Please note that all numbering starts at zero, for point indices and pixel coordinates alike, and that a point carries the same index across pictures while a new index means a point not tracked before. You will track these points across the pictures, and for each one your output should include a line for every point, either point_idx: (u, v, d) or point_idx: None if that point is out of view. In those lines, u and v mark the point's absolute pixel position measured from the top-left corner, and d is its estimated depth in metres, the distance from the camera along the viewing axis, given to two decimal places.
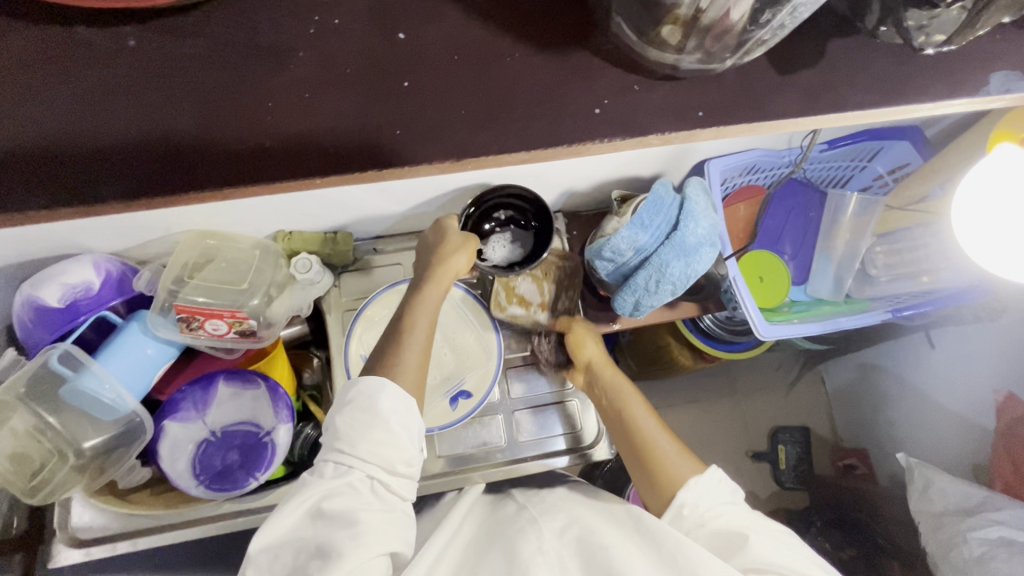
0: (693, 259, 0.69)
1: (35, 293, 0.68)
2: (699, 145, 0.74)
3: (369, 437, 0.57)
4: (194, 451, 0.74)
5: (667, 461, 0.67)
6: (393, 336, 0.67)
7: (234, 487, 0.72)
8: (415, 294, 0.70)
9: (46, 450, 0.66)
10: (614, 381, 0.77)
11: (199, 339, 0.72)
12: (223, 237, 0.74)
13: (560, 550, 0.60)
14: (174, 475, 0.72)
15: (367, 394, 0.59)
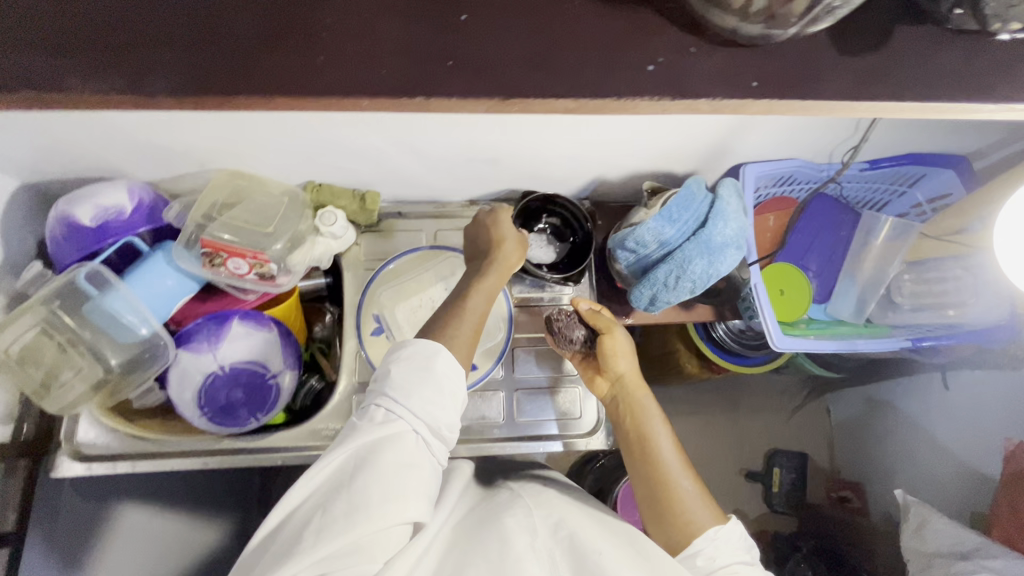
0: (717, 260, 0.68)
1: (69, 210, 0.69)
2: (733, 143, 0.74)
3: (422, 395, 0.57)
4: (201, 383, 0.74)
5: (688, 508, 0.67)
6: (448, 311, 0.67)
7: (234, 424, 0.74)
8: (477, 278, 0.70)
9: (71, 363, 0.67)
10: (642, 402, 0.74)
11: (218, 276, 0.72)
12: (254, 180, 0.78)
13: (552, 547, 0.59)
14: (179, 403, 0.73)
15: (423, 354, 0.59)
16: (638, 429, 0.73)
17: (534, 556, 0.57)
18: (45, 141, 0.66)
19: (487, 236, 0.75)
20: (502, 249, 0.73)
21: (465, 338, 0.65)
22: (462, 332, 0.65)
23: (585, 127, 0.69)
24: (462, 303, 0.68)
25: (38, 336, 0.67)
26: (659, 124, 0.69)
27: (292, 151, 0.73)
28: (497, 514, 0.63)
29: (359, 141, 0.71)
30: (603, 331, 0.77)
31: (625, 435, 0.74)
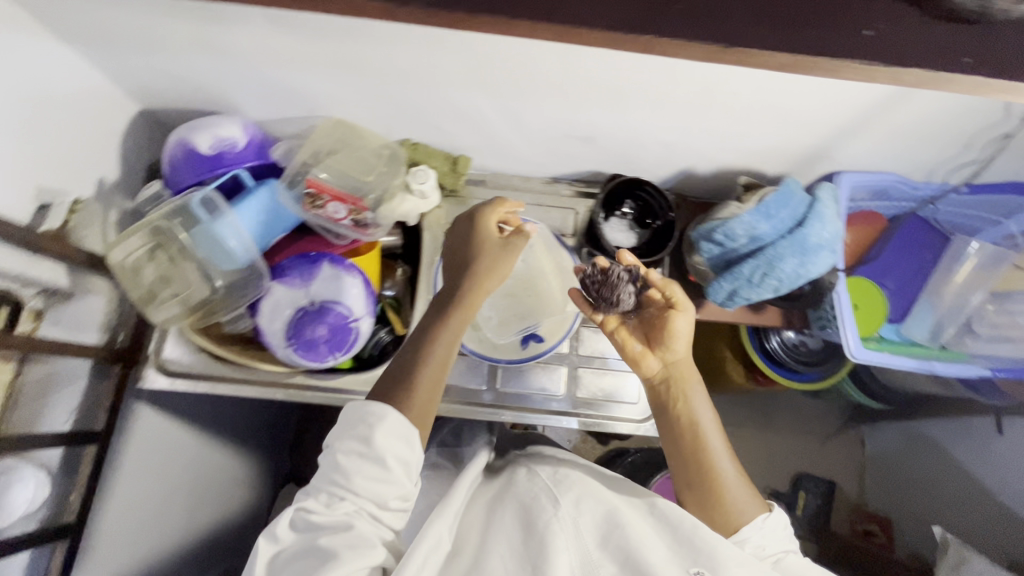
0: (809, 261, 0.68)
1: (190, 137, 0.72)
2: (833, 149, 0.74)
3: (359, 468, 0.56)
4: (290, 315, 0.76)
5: (738, 496, 0.67)
6: (406, 359, 0.65)
7: (316, 359, 0.76)
8: (438, 319, 0.67)
9: (181, 282, 0.73)
10: (695, 387, 0.72)
11: (316, 218, 0.75)
12: (356, 131, 0.80)
13: (576, 516, 0.60)
14: (269, 332, 0.76)
15: (366, 423, 0.57)
16: (691, 415, 0.70)
17: (561, 529, 0.58)
18: (179, 68, 0.70)
19: (468, 253, 0.70)
20: (484, 271, 0.69)
21: (425, 396, 0.62)
22: (421, 390, 0.62)
23: (690, 115, 0.70)
24: (421, 355, 0.65)
25: (162, 258, 0.71)
26: (764, 121, 0.69)
27: (399, 106, 0.75)
28: (515, 497, 0.65)
29: (466, 104, 0.73)
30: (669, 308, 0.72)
31: (673, 419, 0.71)
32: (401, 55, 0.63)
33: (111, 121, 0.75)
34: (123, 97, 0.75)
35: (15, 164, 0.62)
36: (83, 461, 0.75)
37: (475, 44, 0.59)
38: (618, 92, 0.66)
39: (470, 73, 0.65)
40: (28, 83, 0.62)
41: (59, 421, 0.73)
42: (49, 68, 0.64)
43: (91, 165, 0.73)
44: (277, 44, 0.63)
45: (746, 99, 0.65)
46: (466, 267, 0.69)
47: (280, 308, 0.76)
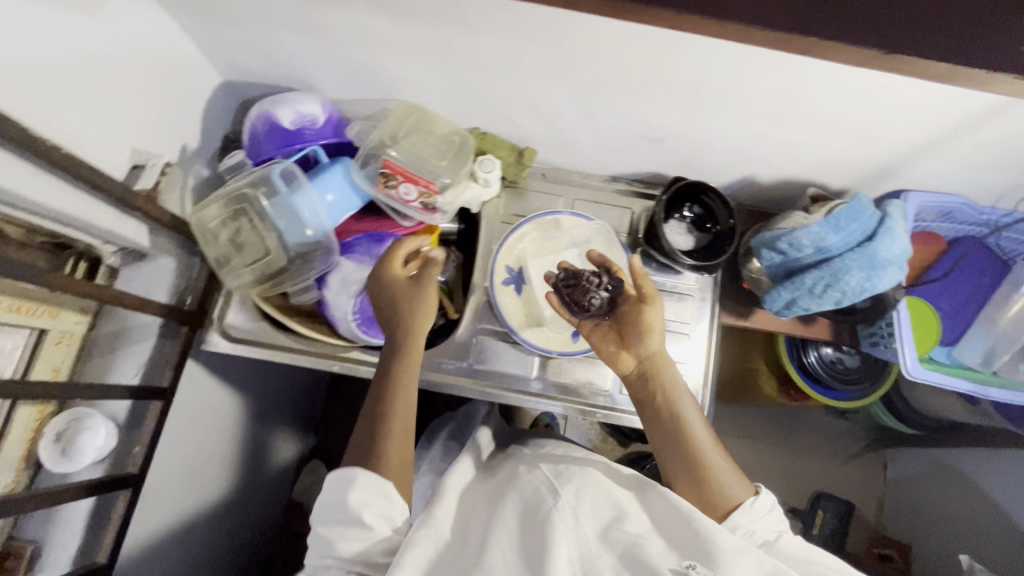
0: (877, 275, 0.68)
1: (272, 109, 0.74)
2: (903, 166, 0.74)
3: (342, 517, 0.58)
4: (356, 293, 0.80)
5: (725, 481, 0.65)
6: (368, 426, 0.67)
7: (375, 336, 0.81)
8: (386, 377, 0.70)
9: (261, 250, 0.76)
10: (673, 376, 0.72)
11: (387, 197, 0.77)
12: (427, 116, 0.82)
13: (575, 507, 0.59)
14: (333, 306, 0.80)
15: (342, 485, 0.60)
16: (671, 405, 0.71)
17: (561, 520, 0.56)
18: (266, 43, 0.72)
19: (405, 297, 0.73)
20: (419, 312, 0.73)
21: (398, 453, 0.65)
22: (393, 444, 0.65)
23: (766, 123, 0.71)
24: (379, 421, 0.67)
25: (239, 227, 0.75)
26: (840, 133, 0.70)
27: (474, 96, 0.77)
28: (513, 493, 0.64)
29: (542, 98, 0.74)
30: (641, 301, 0.75)
31: (652, 410, 0.72)
32: (491, 46, 0.64)
33: (197, 90, 0.77)
34: (208, 68, 0.78)
35: (114, 125, 0.64)
36: (147, 416, 0.77)
37: (567, 38, 0.61)
38: (699, 94, 0.67)
39: (554, 67, 0.66)
40: (133, 48, 0.64)
41: (128, 374, 0.76)
42: (152, 35, 0.66)
43: (177, 132, 0.75)
44: (373, 26, 0.64)
45: (827, 109, 0.65)
46: (406, 312, 0.72)
47: (347, 284, 0.79)
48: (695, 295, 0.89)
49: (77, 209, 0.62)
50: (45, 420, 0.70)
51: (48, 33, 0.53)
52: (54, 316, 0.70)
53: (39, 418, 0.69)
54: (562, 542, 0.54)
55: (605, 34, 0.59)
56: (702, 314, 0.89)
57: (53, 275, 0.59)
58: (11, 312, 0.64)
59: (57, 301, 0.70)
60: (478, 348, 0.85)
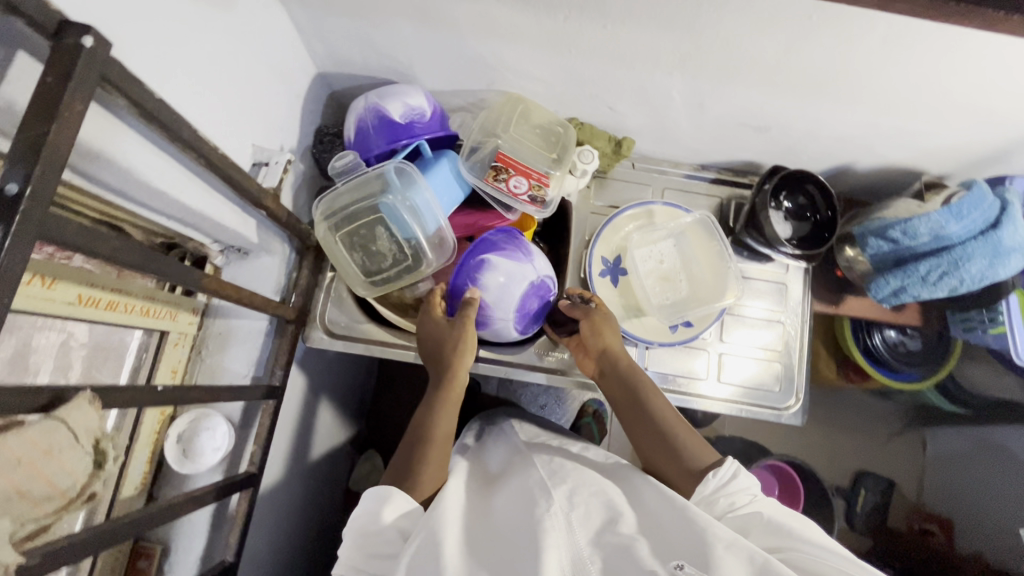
0: (999, 263, 0.69)
1: (382, 103, 0.73)
2: (1014, 150, 0.74)
3: (370, 532, 0.58)
4: (522, 290, 0.76)
5: (695, 456, 0.65)
6: (409, 448, 0.68)
7: (523, 332, 0.79)
8: (426, 407, 0.71)
9: (388, 247, 0.74)
10: (631, 368, 0.73)
11: (496, 191, 0.76)
12: (529, 106, 0.80)
13: (568, 510, 0.58)
14: (491, 303, 0.76)
15: (370, 506, 0.60)
16: (634, 398, 0.71)
17: (551, 524, 0.56)
18: (376, 32, 0.70)
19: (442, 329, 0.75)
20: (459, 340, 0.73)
21: (433, 473, 0.66)
22: (430, 467, 0.66)
23: (884, 109, 0.70)
24: (419, 445, 0.67)
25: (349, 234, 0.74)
26: (960, 118, 0.70)
27: (581, 84, 0.75)
28: (515, 490, 0.64)
29: (654, 85, 0.73)
30: (589, 309, 0.78)
31: (619, 406, 0.73)
32: (622, 34, 0.64)
33: (298, 83, 0.76)
34: (306, 58, 0.76)
35: (240, 121, 0.63)
36: (257, 414, 0.77)
37: (704, 23, 0.60)
38: (824, 81, 0.67)
39: (679, 54, 0.66)
40: (252, 38, 0.63)
41: (241, 373, 0.75)
42: (266, 25, 0.65)
43: (283, 127, 0.74)
44: (501, 13, 0.63)
45: (954, 95, 0.65)
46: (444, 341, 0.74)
47: (511, 284, 0.75)
48: (785, 282, 0.90)
49: (205, 206, 0.60)
50: (164, 422, 0.71)
51: (194, 22, 0.52)
52: (173, 318, 0.69)
53: (160, 419, 0.71)
54: (551, 544, 0.53)
55: (747, 20, 0.58)
56: (796, 299, 0.90)
57: (206, 277, 0.56)
58: (141, 314, 0.64)
59: (175, 302, 0.69)
60: None
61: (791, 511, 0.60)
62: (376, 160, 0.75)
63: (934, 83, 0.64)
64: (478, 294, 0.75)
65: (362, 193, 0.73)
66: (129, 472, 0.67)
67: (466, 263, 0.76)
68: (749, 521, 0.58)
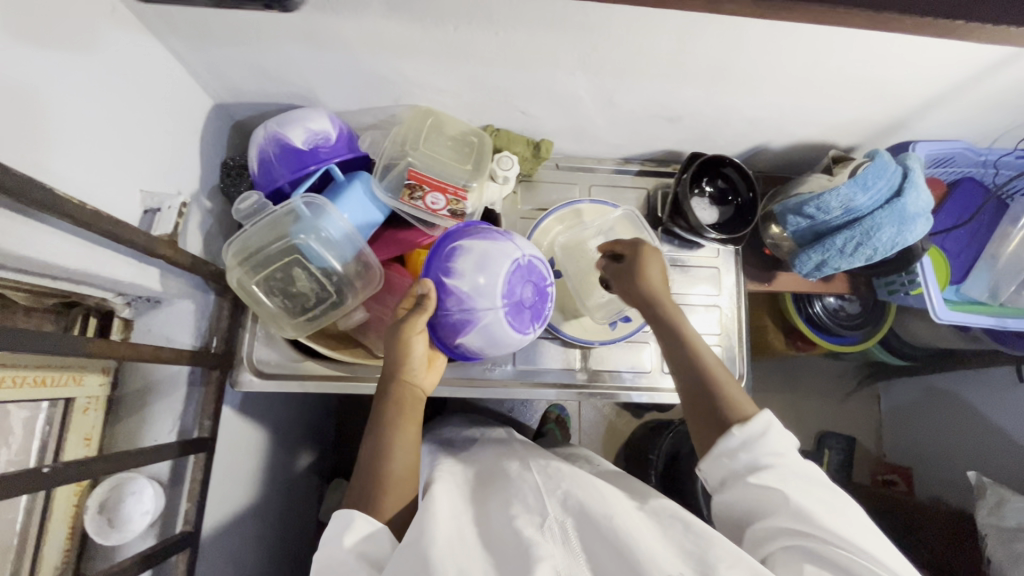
0: (907, 229, 0.71)
1: (281, 130, 0.70)
2: (912, 118, 0.77)
3: (335, 563, 0.53)
4: (505, 271, 0.71)
5: (731, 405, 0.64)
6: (369, 464, 0.62)
7: (520, 326, 0.73)
8: (378, 419, 0.64)
9: (307, 284, 0.71)
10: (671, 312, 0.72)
11: (414, 210, 0.74)
12: (439, 119, 0.78)
13: (563, 520, 0.57)
14: (474, 288, 0.70)
15: (336, 534, 0.56)
16: (673, 342, 0.71)
17: (545, 538, 0.54)
18: (266, 59, 0.67)
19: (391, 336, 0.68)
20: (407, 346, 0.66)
21: (396, 493, 0.60)
22: (394, 484, 0.61)
23: (783, 91, 0.71)
24: (380, 462, 0.61)
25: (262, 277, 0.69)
26: (859, 94, 0.71)
27: (489, 93, 0.74)
28: (507, 494, 0.62)
29: (561, 88, 0.72)
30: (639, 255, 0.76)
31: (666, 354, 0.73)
32: (517, 41, 0.62)
33: (192, 117, 0.72)
34: (197, 92, 0.72)
35: (122, 166, 0.59)
36: (190, 469, 0.73)
37: (595, 25, 0.59)
38: (723, 71, 0.67)
39: (577, 56, 0.65)
40: (124, 77, 0.59)
41: (165, 431, 0.71)
42: (140, 61, 0.61)
43: (180, 166, 0.70)
44: (388, 30, 0.61)
45: (848, 73, 0.67)
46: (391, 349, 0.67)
47: (488, 264, 0.71)
48: (717, 266, 0.91)
49: (88, 262, 0.56)
50: (83, 493, 0.67)
51: (43, 71, 0.48)
52: (78, 382, 0.65)
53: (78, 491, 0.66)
54: (548, 559, 0.52)
55: (635, 20, 0.58)
56: (729, 281, 0.91)
57: (93, 340, 0.53)
58: (35, 384, 0.59)
59: (78, 366, 0.64)
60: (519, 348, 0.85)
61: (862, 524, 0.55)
62: (281, 190, 0.72)
63: (825, 63, 0.65)
64: (453, 284, 0.70)
65: (275, 232, 0.69)
66: (43, 554, 0.62)
67: (437, 258, 0.72)
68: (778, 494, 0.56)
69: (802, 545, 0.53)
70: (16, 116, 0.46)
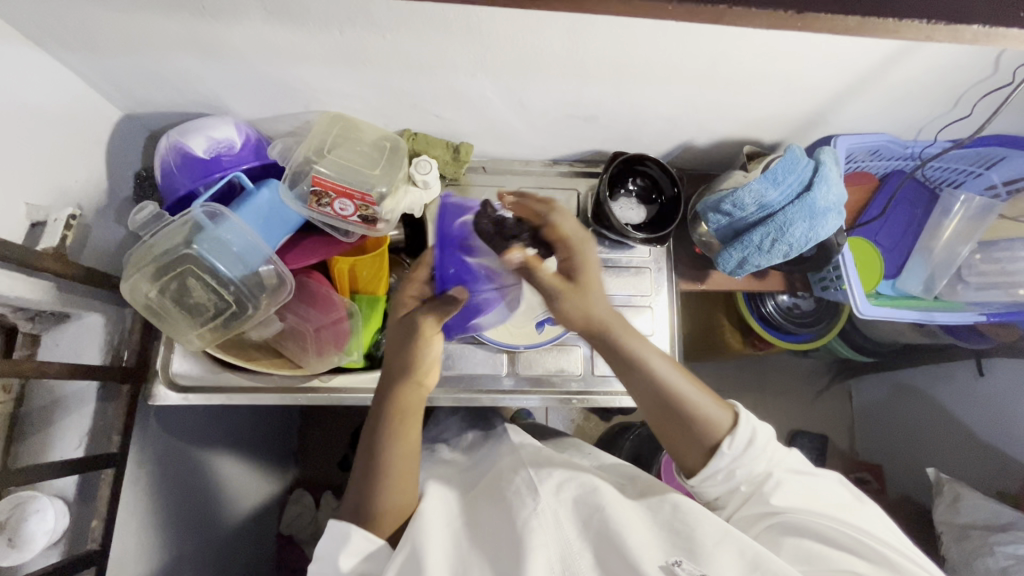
0: (819, 223, 0.70)
1: (182, 140, 0.70)
2: (828, 112, 0.76)
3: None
4: None
5: (709, 425, 0.61)
6: (366, 467, 0.60)
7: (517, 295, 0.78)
8: (376, 422, 0.61)
9: (204, 294, 0.69)
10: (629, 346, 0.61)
11: (324, 215, 0.73)
12: (351, 124, 0.77)
13: (556, 507, 0.58)
14: None
15: (332, 546, 0.56)
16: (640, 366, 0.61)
17: (540, 523, 0.56)
18: (161, 68, 0.66)
19: (399, 336, 0.63)
20: (417, 349, 0.62)
21: (396, 499, 0.60)
22: (389, 489, 0.59)
23: (692, 88, 0.70)
24: (377, 465, 0.59)
25: (159, 287, 0.68)
26: (767, 89, 0.70)
27: (398, 97, 0.73)
28: (500, 491, 0.63)
29: (468, 90, 0.71)
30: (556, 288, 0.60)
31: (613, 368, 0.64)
32: (407, 42, 0.62)
33: (94, 128, 0.71)
34: (98, 102, 0.71)
35: (3, 179, 0.58)
36: (100, 486, 0.71)
37: (481, 25, 0.58)
38: (624, 67, 0.66)
39: (473, 57, 0.64)
40: (5, 91, 0.58)
41: (71, 447, 0.70)
42: (23, 72, 0.60)
43: (81, 178, 0.69)
44: (274, 35, 0.60)
45: (749, 68, 0.66)
46: (399, 352, 0.63)
47: None
48: (650, 266, 0.90)
49: None
50: None
51: None
52: None
53: None
54: (542, 545, 0.54)
55: (517, 18, 0.57)
56: (663, 281, 0.90)
57: None
58: None
59: None
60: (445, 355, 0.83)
61: (830, 489, 0.62)
62: (186, 200, 0.71)
63: (724, 58, 0.64)
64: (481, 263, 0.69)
65: (173, 242, 0.67)
66: None
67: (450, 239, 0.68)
68: (764, 483, 0.62)
69: (787, 523, 0.59)
70: None
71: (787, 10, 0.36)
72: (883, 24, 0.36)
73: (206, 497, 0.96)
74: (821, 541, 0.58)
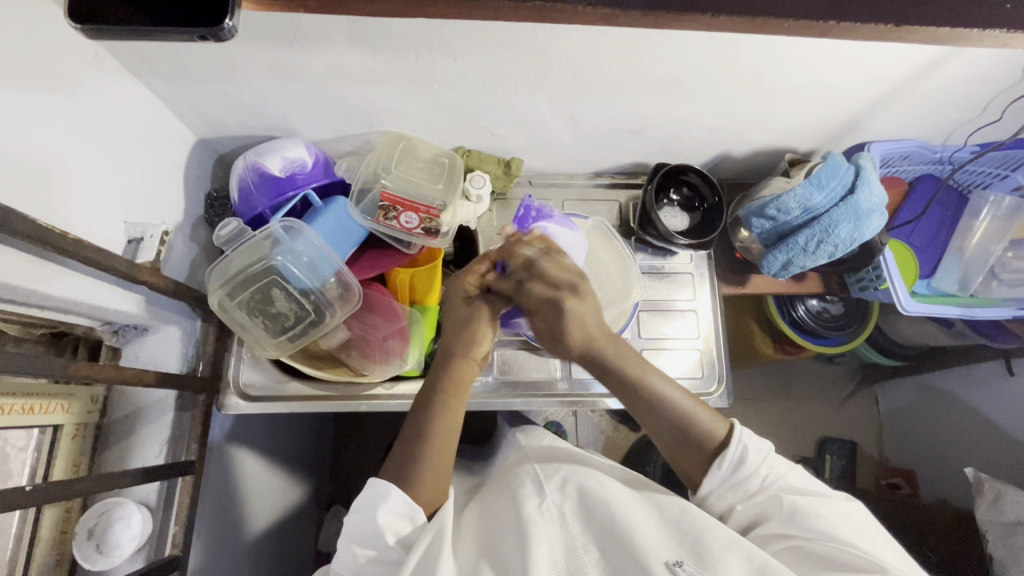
0: (862, 224, 0.74)
1: (260, 161, 0.75)
2: (862, 120, 0.80)
3: None
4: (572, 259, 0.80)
5: (704, 435, 0.65)
6: (410, 436, 0.64)
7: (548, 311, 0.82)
8: (425, 397, 0.67)
9: (286, 307, 0.75)
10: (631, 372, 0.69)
11: (390, 229, 0.78)
12: (413, 144, 0.82)
13: (561, 503, 0.61)
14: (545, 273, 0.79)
15: (372, 503, 0.57)
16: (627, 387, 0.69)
17: (543, 518, 0.59)
18: (242, 96, 0.71)
19: (461, 317, 0.73)
20: (477, 329, 0.73)
21: (432, 469, 0.62)
22: (423, 470, 0.61)
23: (733, 101, 0.75)
24: (422, 441, 0.63)
25: (240, 301, 0.73)
26: (807, 99, 0.75)
27: (457, 116, 0.78)
28: (507, 488, 0.66)
29: (524, 107, 0.76)
30: (557, 299, 0.70)
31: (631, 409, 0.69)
32: (474, 65, 0.67)
33: (175, 152, 0.76)
34: (178, 127, 0.76)
35: (105, 199, 0.63)
36: (179, 492, 0.74)
37: (547, 47, 0.63)
38: (674, 81, 0.70)
39: (534, 76, 0.69)
40: (109, 118, 0.63)
41: (153, 455, 0.73)
42: (122, 100, 0.65)
43: (165, 198, 0.74)
44: (354, 61, 0.65)
45: (791, 81, 0.70)
46: (460, 332, 0.72)
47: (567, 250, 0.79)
48: (690, 271, 0.93)
49: (81, 292, 0.60)
50: (71, 517, 0.68)
51: (38, 110, 0.53)
52: (66, 410, 0.66)
53: (65, 516, 0.67)
54: (543, 538, 0.56)
55: (582, 38, 0.62)
56: (704, 285, 0.93)
57: (72, 363, 0.55)
58: (22, 412, 0.61)
59: (68, 392, 0.66)
60: (500, 361, 0.87)
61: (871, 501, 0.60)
62: (262, 217, 0.76)
63: (768, 73, 0.69)
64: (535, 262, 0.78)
65: (255, 256, 0.73)
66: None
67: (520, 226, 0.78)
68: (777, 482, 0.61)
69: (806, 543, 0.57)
70: (17, 164, 0.50)
71: (887, 22, 0.36)
72: (967, 33, 0.37)
73: (261, 509, 0.98)
74: (819, 534, 0.56)
